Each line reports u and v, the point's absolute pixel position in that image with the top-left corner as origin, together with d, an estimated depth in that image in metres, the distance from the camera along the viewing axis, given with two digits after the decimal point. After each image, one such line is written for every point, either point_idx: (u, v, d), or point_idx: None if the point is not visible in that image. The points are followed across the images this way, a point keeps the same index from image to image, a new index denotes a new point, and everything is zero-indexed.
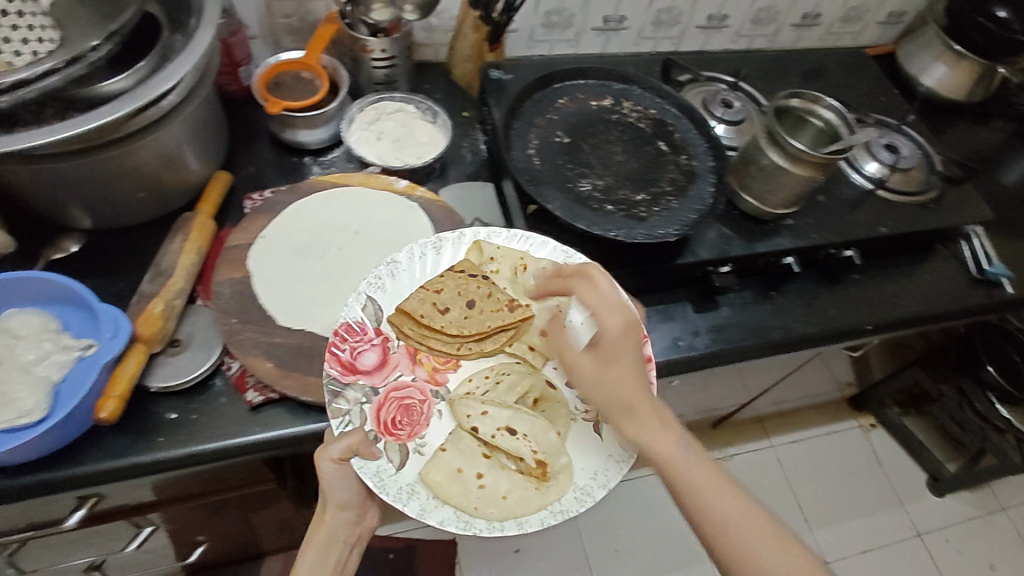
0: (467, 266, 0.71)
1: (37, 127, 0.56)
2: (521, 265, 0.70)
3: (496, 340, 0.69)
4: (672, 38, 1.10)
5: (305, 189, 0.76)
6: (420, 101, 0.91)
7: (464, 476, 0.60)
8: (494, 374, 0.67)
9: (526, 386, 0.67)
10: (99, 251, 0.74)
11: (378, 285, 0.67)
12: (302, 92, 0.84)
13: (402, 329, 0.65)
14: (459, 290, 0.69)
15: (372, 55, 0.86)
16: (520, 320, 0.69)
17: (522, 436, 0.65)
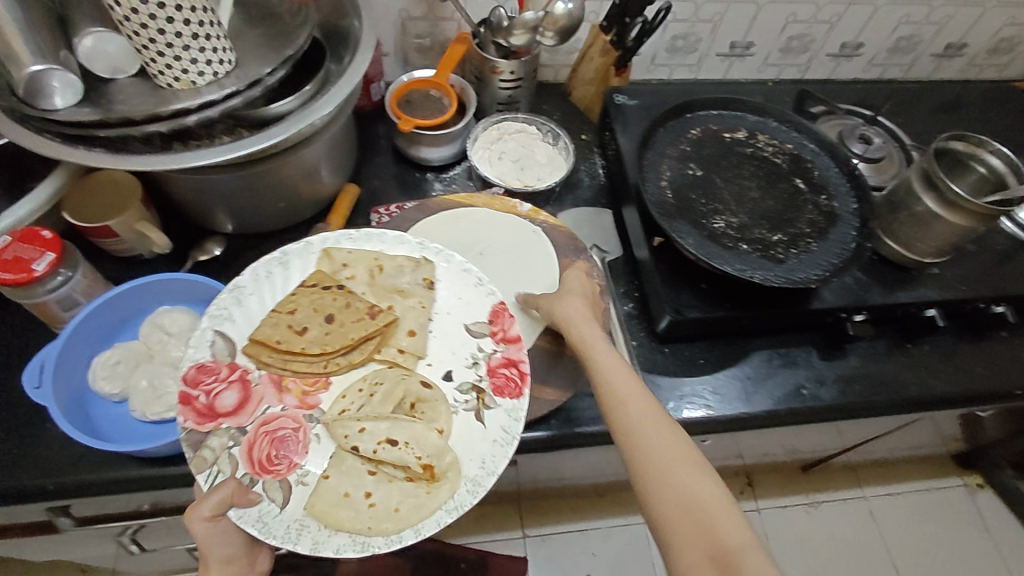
0: (320, 277, 0.64)
1: (211, 143, 0.59)
2: (376, 266, 0.66)
3: (362, 351, 0.62)
4: (799, 65, 1.05)
5: (432, 208, 0.78)
6: (542, 123, 0.91)
7: (354, 498, 0.54)
8: (367, 386, 0.60)
9: (372, 388, 0.60)
10: (237, 255, 0.78)
11: (225, 316, 0.60)
12: (431, 110, 0.85)
13: (261, 359, 0.59)
14: (314, 306, 0.62)
15: (501, 77, 0.87)
16: (386, 325, 0.63)
17: (405, 445, 0.58)
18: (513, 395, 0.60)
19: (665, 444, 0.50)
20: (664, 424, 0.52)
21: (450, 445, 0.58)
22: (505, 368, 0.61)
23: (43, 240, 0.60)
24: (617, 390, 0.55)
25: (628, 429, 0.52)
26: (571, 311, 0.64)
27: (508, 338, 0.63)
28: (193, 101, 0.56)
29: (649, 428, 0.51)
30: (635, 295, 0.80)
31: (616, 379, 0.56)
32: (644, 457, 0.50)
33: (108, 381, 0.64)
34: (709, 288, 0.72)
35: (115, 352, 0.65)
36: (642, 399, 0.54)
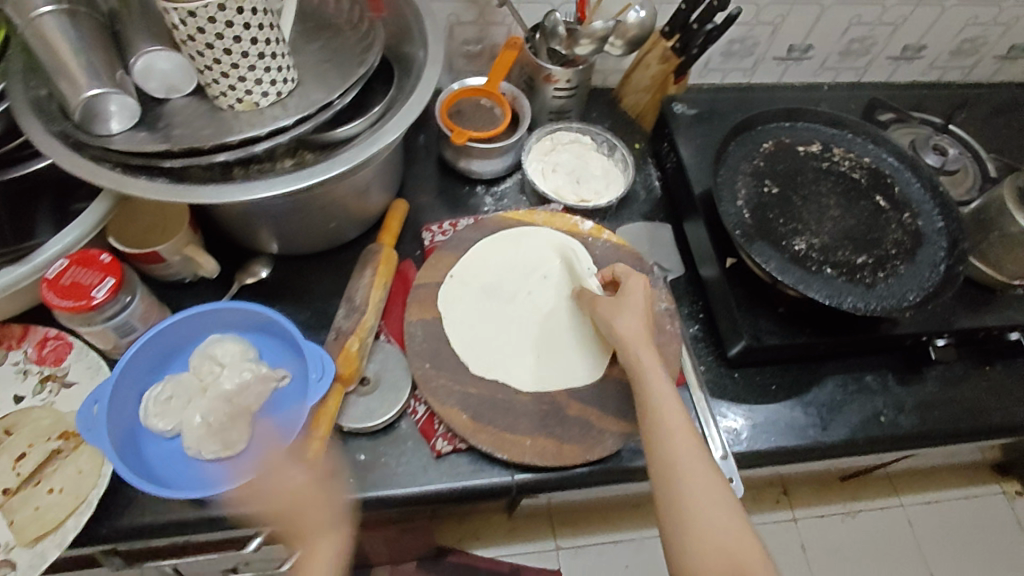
0: None
1: (276, 169, 0.56)
2: None
3: None
4: (856, 68, 1.01)
5: (489, 226, 0.74)
6: (597, 133, 0.86)
7: (42, 496, 0.56)
8: None
9: None
10: (284, 277, 0.74)
11: None
12: (483, 122, 0.81)
13: None
14: None
15: (557, 85, 0.82)
16: None
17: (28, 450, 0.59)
18: (68, 350, 0.64)
19: (699, 484, 0.50)
20: (701, 461, 0.52)
21: (54, 412, 0.61)
22: (41, 348, 0.64)
23: (101, 264, 0.56)
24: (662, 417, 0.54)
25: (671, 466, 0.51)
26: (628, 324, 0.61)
27: (21, 339, 0.65)
28: (266, 129, 0.53)
29: (688, 467, 0.51)
30: (700, 317, 0.76)
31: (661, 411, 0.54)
32: (679, 494, 0.50)
33: (161, 418, 0.61)
34: (787, 313, 0.68)
35: (167, 386, 0.62)
36: (684, 435, 0.53)
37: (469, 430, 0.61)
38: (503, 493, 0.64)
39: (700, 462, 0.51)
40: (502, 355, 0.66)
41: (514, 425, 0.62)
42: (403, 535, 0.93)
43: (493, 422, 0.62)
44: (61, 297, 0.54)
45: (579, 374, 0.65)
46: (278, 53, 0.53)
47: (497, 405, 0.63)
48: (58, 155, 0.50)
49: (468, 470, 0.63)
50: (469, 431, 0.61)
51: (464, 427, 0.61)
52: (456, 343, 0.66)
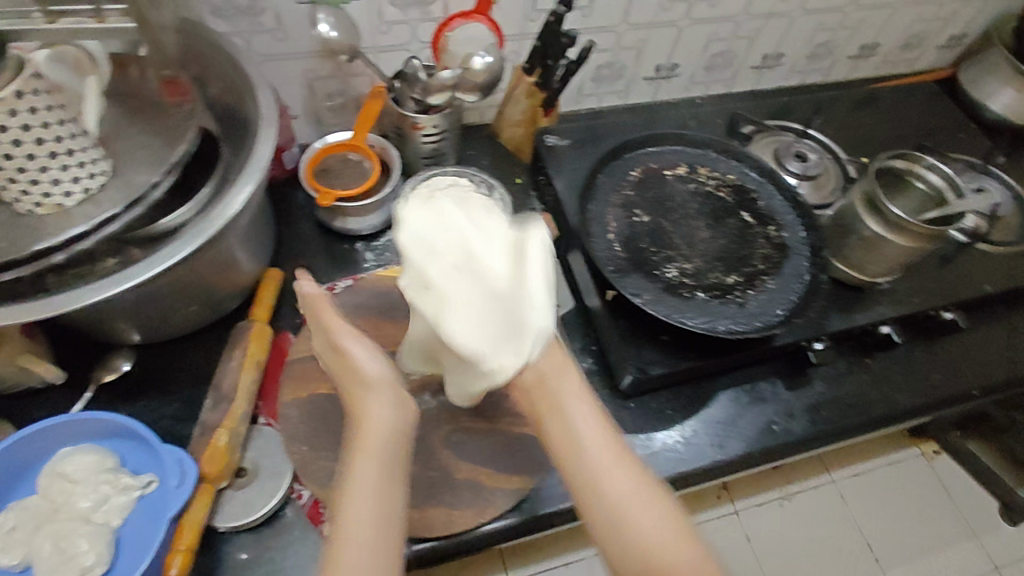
0: None
1: (96, 275, 0.51)
2: None
3: None
4: (723, 80, 1.04)
5: (365, 287, 0.72)
6: (473, 174, 0.85)
7: None
8: None
9: None
10: (149, 368, 0.69)
11: None
12: (352, 177, 0.79)
13: None
14: None
15: (423, 132, 0.80)
16: None
17: None
18: None
19: (625, 486, 0.48)
20: (626, 463, 0.49)
21: None
22: None
23: None
24: (583, 455, 0.49)
25: (604, 500, 0.48)
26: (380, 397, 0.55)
27: None
28: (61, 237, 0.48)
29: (620, 499, 0.48)
30: (593, 349, 0.75)
31: (581, 426, 0.51)
32: (625, 525, 0.47)
33: (5, 554, 0.55)
34: (670, 340, 0.68)
35: (11, 516, 0.57)
36: (601, 435, 0.50)
37: None
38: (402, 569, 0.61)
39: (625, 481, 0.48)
40: None
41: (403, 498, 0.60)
42: None
43: None
44: None
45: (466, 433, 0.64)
46: (77, 147, 0.49)
47: None
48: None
49: None
50: None
51: None
52: (335, 419, 0.63)
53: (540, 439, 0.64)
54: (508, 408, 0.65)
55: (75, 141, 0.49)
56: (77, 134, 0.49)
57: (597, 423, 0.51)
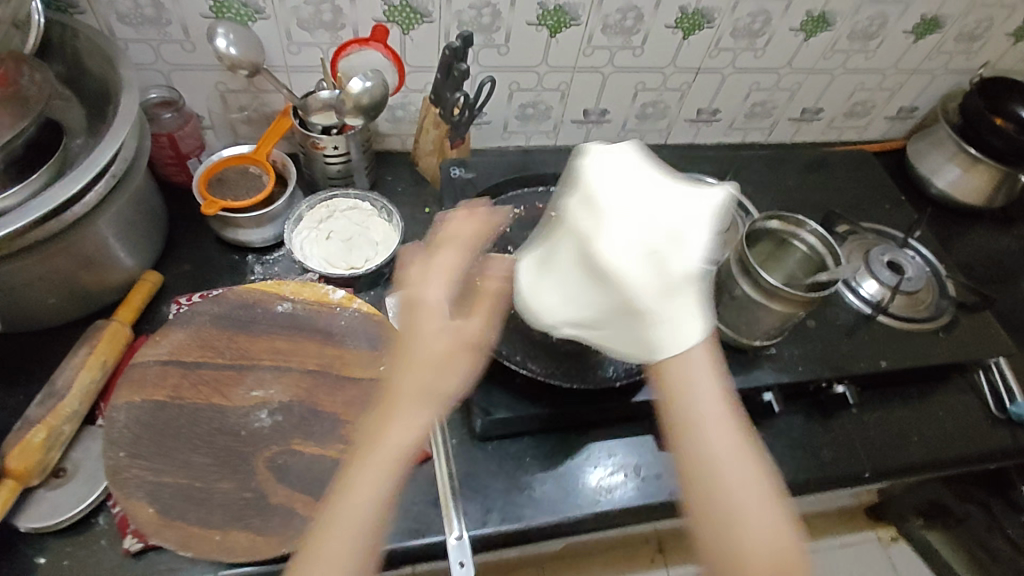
0: None
1: None
2: None
3: None
4: (658, 131, 1.03)
5: (230, 299, 0.71)
6: (375, 198, 0.85)
7: None
8: None
9: None
10: (7, 357, 0.69)
11: None
12: (247, 189, 0.80)
13: None
14: None
15: (324, 152, 0.81)
16: None
17: None
18: None
19: (739, 468, 0.46)
20: (740, 444, 0.47)
21: None
22: None
23: None
24: (704, 432, 0.46)
25: (708, 455, 0.46)
26: (426, 369, 0.53)
27: None
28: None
29: (739, 489, 0.45)
30: None
31: (709, 415, 0.47)
32: (742, 521, 0.44)
33: None
34: (524, 383, 0.66)
35: None
36: (719, 409, 0.48)
37: (153, 526, 0.56)
38: None
39: (753, 476, 0.46)
40: (209, 440, 0.61)
41: (208, 519, 0.57)
42: None
43: (182, 516, 0.57)
44: None
45: (294, 459, 0.61)
46: None
47: (193, 496, 0.58)
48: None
49: (160, 568, 0.58)
50: (152, 528, 0.56)
51: (147, 523, 0.56)
52: (161, 427, 0.61)
53: None
54: (343, 435, 0.63)
55: None
56: None
57: (713, 387, 0.49)
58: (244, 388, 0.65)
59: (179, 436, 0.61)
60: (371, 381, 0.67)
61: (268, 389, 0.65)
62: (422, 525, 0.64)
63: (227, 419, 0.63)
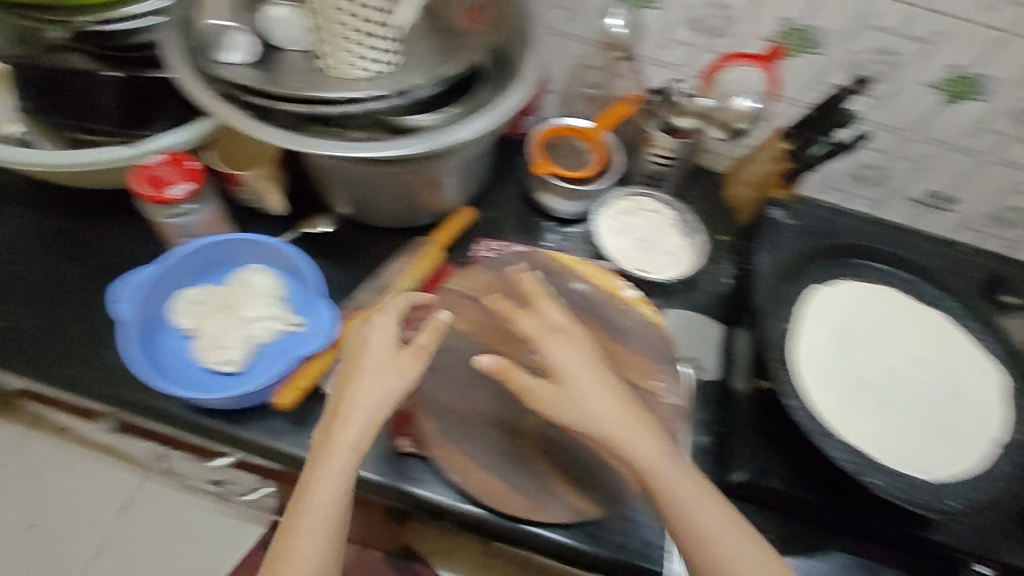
0: (23, 259, 0.72)
1: (350, 136, 0.59)
2: (42, 247, 0.73)
3: (10, 301, 0.70)
4: (1005, 240, 0.88)
5: (536, 261, 0.74)
6: (682, 211, 0.84)
7: (84, 349, 0.68)
8: (36, 289, 0.71)
9: (40, 294, 0.71)
10: (341, 239, 0.79)
11: None
12: (572, 162, 0.82)
13: None
14: (17, 292, 0.70)
15: (653, 151, 0.81)
16: (42, 274, 0.72)
17: (81, 315, 0.70)
18: (179, 182, 0.64)
19: (731, 540, 0.52)
20: (716, 505, 0.54)
21: (176, 223, 0.67)
22: (170, 165, 0.65)
23: (187, 169, 0.65)
24: (715, 532, 0.52)
25: (702, 530, 0.53)
26: (377, 372, 0.55)
27: (173, 160, 0.65)
28: (321, 91, 0.57)
29: (713, 525, 0.52)
30: (715, 429, 0.71)
31: (703, 512, 0.53)
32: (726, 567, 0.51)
33: (184, 316, 0.67)
34: (799, 461, 0.63)
35: (200, 292, 0.69)
36: (722, 514, 0.53)
37: (430, 441, 0.62)
38: (443, 514, 0.63)
39: (751, 551, 0.52)
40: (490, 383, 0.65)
41: (476, 457, 0.61)
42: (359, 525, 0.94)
43: (456, 443, 0.62)
44: (146, 183, 0.63)
45: (557, 435, 0.63)
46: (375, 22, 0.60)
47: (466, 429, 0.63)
48: (165, 48, 0.56)
49: (417, 477, 0.63)
50: (429, 442, 0.62)
51: (427, 436, 0.62)
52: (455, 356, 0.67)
53: (623, 478, 0.61)
54: None
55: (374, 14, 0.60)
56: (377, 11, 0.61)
57: (719, 507, 0.53)
58: (530, 349, 0.68)
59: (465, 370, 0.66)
60: (643, 392, 0.66)
61: (548, 359, 0.67)
62: (647, 552, 0.62)
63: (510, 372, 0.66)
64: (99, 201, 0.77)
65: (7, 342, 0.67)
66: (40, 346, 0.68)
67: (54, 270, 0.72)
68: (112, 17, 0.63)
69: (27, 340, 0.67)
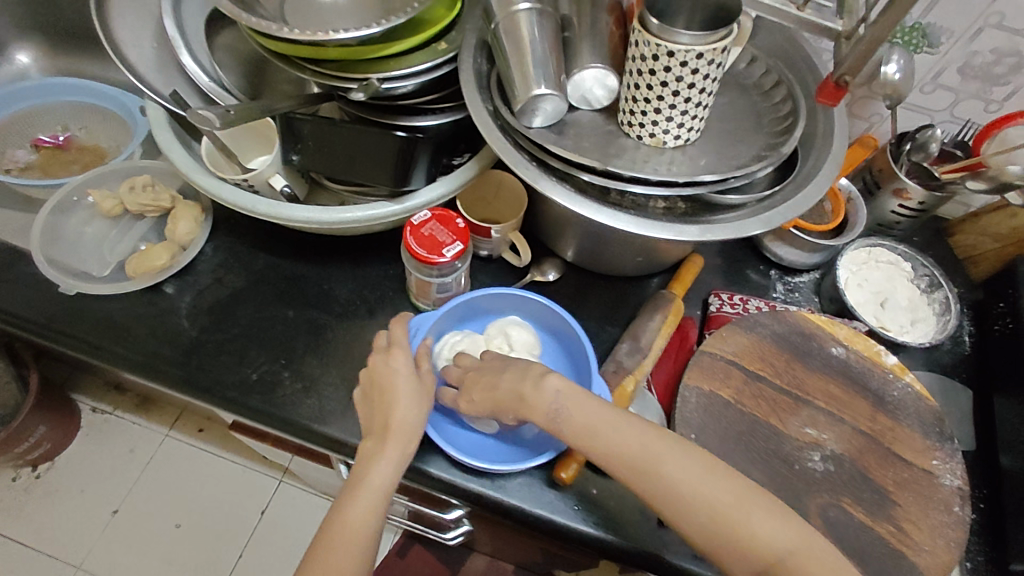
0: (266, 306, 0.72)
1: (658, 213, 0.56)
2: (282, 295, 0.73)
3: (260, 351, 0.69)
4: None
5: (788, 322, 0.71)
6: (924, 263, 0.79)
7: (338, 403, 0.67)
8: (283, 338, 0.71)
9: (288, 343, 0.70)
10: (570, 288, 0.76)
11: (224, 397, 0.67)
12: (812, 213, 0.78)
13: (235, 392, 0.67)
14: (265, 341, 0.70)
15: (905, 203, 0.75)
16: (287, 323, 0.72)
17: (330, 367, 0.69)
18: (449, 243, 0.63)
19: (674, 463, 0.51)
20: (657, 440, 0.52)
21: (435, 279, 0.66)
22: (441, 226, 0.63)
23: (456, 228, 0.64)
24: (595, 425, 0.53)
25: (663, 477, 0.50)
26: (404, 396, 0.59)
27: (444, 221, 0.64)
28: (648, 175, 0.53)
29: (645, 449, 0.52)
30: (979, 507, 0.68)
31: (633, 444, 0.52)
32: (652, 473, 0.51)
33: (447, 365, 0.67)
34: None
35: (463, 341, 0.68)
36: (629, 427, 0.53)
37: None
38: None
39: (625, 428, 0.53)
40: (765, 459, 0.63)
41: None
42: (545, 556, 0.94)
43: None
44: (420, 243, 0.62)
45: (843, 518, 0.60)
46: (705, 83, 0.51)
47: None
48: (481, 120, 0.56)
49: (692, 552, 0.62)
50: None
51: None
52: (724, 428, 0.64)
53: (919, 568, 0.58)
54: (893, 517, 0.61)
55: (708, 73, 0.50)
56: (712, 67, 0.50)
57: (580, 406, 0.55)
58: (799, 421, 0.65)
59: (738, 444, 0.63)
60: (922, 471, 0.63)
61: (818, 432, 0.65)
62: None
63: (783, 447, 0.64)
64: (331, 247, 0.76)
65: (265, 395, 0.67)
66: (295, 400, 0.67)
67: (296, 318, 0.72)
68: (393, 74, 0.60)
69: (285, 395, 0.67)
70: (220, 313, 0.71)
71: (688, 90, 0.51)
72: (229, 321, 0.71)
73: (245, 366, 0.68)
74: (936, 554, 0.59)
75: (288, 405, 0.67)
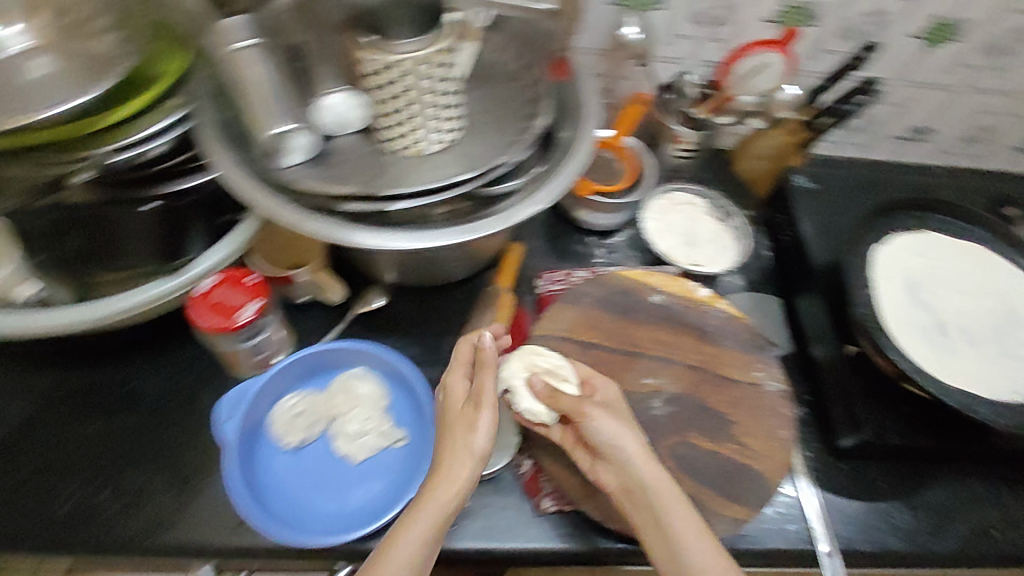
0: (64, 426, 0.64)
1: (437, 221, 0.55)
2: (81, 408, 0.65)
3: (66, 477, 0.61)
4: (973, 157, 0.97)
5: (607, 283, 0.74)
6: (714, 196, 0.86)
7: (170, 506, 0.60)
8: (93, 454, 0.63)
9: (99, 459, 0.62)
10: (399, 309, 0.74)
11: (32, 544, 0.58)
12: (605, 175, 0.82)
13: (45, 533, 0.58)
14: (71, 465, 0.62)
15: (681, 146, 0.83)
16: (93, 437, 0.63)
17: (153, 470, 0.62)
18: (241, 303, 0.57)
19: None
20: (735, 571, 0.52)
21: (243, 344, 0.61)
22: (227, 288, 0.58)
23: (247, 285, 0.58)
24: (684, 531, 0.52)
25: None
26: (461, 429, 0.54)
27: (231, 281, 0.58)
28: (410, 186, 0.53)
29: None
30: (807, 400, 0.76)
31: (713, 564, 0.52)
32: None
33: (287, 430, 0.62)
34: (909, 412, 0.69)
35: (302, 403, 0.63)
36: (714, 548, 0.52)
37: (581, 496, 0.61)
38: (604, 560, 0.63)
39: (708, 547, 0.52)
40: None
41: None
42: None
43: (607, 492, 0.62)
44: (210, 314, 0.57)
45: (694, 452, 0.64)
46: (441, 86, 0.51)
47: None
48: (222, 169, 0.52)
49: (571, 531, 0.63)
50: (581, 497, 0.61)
51: (576, 491, 0.61)
52: None
53: (764, 474, 0.64)
54: (734, 436, 0.66)
55: (439, 76, 0.50)
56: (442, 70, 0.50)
57: (685, 515, 0.53)
58: (637, 374, 0.68)
59: None
60: (749, 386, 0.69)
61: (656, 379, 0.68)
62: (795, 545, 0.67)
63: (627, 403, 0.67)
64: (127, 338, 0.68)
65: (82, 525, 0.59)
66: (119, 518, 0.60)
67: (102, 429, 0.64)
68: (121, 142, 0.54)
69: (106, 518, 0.59)
70: (9, 449, 0.62)
71: (427, 97, 0.51)
72: (22, 455, 0.62)
73: (53, 500, 0.60)
74: (775, 455, 0.65)
75: (113, 527, 0.59)
